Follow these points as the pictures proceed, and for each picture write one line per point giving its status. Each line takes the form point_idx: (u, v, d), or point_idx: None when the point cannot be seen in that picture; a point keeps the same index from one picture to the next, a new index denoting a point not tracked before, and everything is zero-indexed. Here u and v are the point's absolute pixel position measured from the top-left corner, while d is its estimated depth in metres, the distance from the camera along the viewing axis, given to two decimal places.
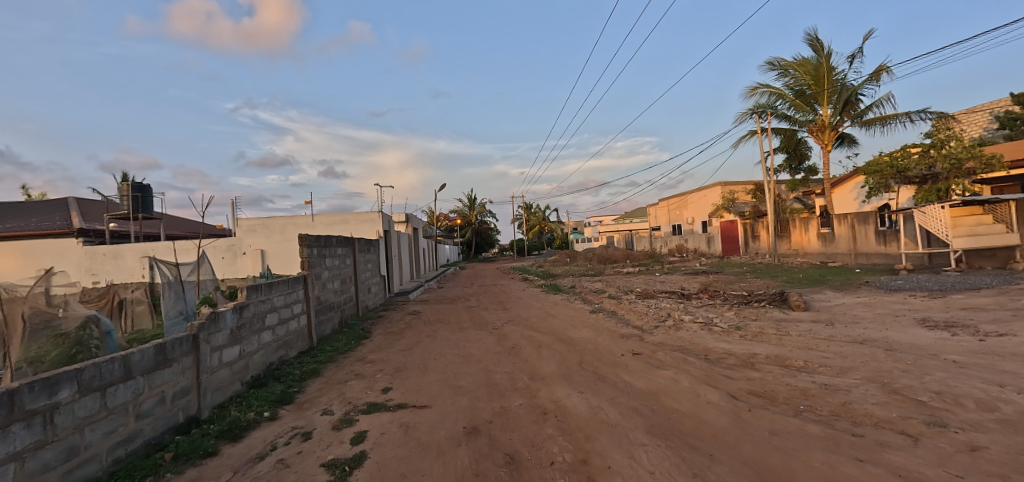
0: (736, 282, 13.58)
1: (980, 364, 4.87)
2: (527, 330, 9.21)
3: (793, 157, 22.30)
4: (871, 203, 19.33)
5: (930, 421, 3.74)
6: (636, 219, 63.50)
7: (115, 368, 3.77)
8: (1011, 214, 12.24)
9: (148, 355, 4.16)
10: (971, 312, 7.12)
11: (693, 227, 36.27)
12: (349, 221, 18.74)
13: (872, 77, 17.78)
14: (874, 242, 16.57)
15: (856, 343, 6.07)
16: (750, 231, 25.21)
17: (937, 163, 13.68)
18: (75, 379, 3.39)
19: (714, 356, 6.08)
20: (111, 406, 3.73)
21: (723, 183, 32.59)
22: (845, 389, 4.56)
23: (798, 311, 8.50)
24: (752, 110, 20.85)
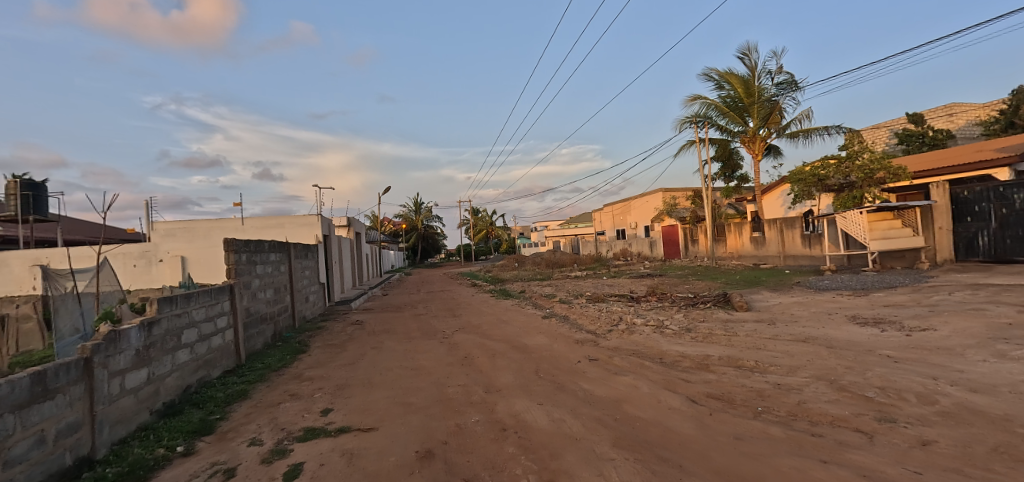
0: (680, 285, 14.04)
1: (912, 359, 5.18)
2: (481, 338, 8.85)
3: (726, 166, 23.74)
4: (796, 208, 20.99)
5: (881, 417, 3.81)
6: (581, 224, 65.13)
7: None
8: (916, 219, 13.78)
9: (19, 387, 3.34)
10: (894, 309, 7.70)
11: (635, 231, 37.75)
12: (285, 225, 17.48)
13: (792, 89, 19.11)
14: (800, 245, 17.95)
15: (799, 342, 6.31)
16: (689, 235, 26.47)
17: (852, 173, 14.99)
18: None
19: (669, 359, 6.05)
20: None
21: (664, 189, 34.14)
22: (797, 388, 4.63)
23: (742, 312, 8.83)
24: (690, 120, 21.91)
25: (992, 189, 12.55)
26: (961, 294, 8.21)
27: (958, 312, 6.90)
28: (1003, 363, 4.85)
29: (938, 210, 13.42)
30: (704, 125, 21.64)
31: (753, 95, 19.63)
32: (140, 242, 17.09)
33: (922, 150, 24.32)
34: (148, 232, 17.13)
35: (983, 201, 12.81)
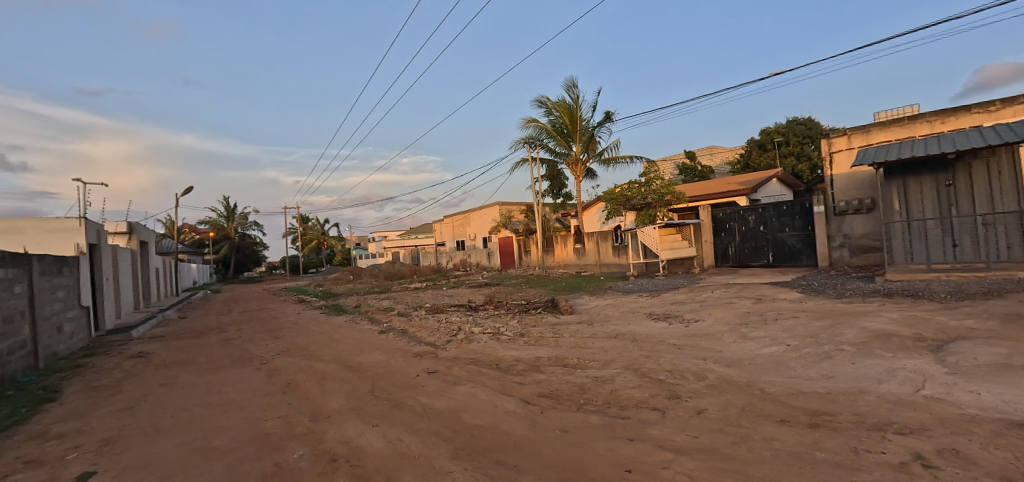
0: (515, 292, 14.96)
1: (689, 345, 6.47)
2: (309, 360, 7.88)
3: (554, 184, 26.55)
4: (608, 223, 24.67)
5: (669, 395, 4.62)
6: (422, 234, 64.55)
7: None
8: (690, 234, 17.56)
9: None
10: (676, 306, 9.57)
11: (474, 242, 39.23)
12: (25, 231, 13.00)
13: (605, 122, 22.44)
14: (612, 255, 21.11)
15: (611, 338, 7.31)
16: (522, 246, 28.51)
17: (649, 195, 18.30)
18: None
19: (505, 364, 6.30)
20: None
21: (500, 203, 36.34)
22: (611, 379, 5.29)
23: (566, 315, 9.84)
24: (524, 140, 23.83)
25: (736, 212, 16.89)
26: (717, 292, 10.70)
27: (716, 306, 8.96)
28: (743, 343, 6.44)
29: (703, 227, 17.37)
30: (536, 146, 23.81)
31: (575, 124, 22.41)
32: None
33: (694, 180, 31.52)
34: None
35: (731, 221, 17.09)
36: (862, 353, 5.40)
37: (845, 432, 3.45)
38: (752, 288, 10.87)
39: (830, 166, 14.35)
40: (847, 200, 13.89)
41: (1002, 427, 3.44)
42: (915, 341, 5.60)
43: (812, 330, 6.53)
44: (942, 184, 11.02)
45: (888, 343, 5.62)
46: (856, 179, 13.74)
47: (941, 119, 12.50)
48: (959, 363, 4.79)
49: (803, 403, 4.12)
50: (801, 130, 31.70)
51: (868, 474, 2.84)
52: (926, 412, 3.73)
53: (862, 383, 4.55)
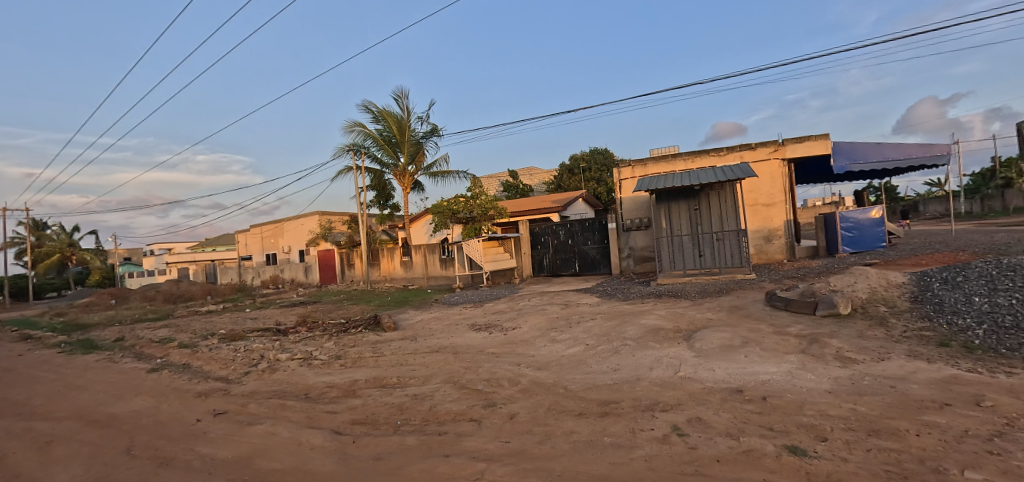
0: (334, 311, 13.68)
1: (506, 353, 6.83)
2: (20, 422, 5.67)
3: (381, 195, 25.61)
4: (436, 235, 25.09)
5: (486, 403, 4.72)
6: (223, 246, 54.50)
7: None
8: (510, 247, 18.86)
9: None
10: (497, 315, 10.09)
11: (289, 255, 35.02)
12: None
13: (433, 135, 22.66)
14: (439, 268, 21.36)
15: (434, 352, 7.23)
16: (346, 260, 26.47)
17: (475, 209, 19.11)
18: None
19: (315, 393, 5.60)
20: None
21: (321, 212, 33.31)
22: (430, 394, 5.16)
23: (390, 332, 9.39)
24: (348, 146, 22.35)
25: (550, 226, 18.83)
26: (533, 300, 11.68)
27: (531, 313, 9.75)
28: (552, 345, 7.10)
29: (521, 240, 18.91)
30: (361, 154, 22.60)
31: (404, 135, 22.05)
32: None
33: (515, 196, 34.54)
34: None
35: (546, 234, 18.97)
36: (639, 346, 6.49)
37: (626, 416, 4.02)
38: (562, 295, 12.22)
39: (620, 191, 17.17)
40: (632, 218, 16.90)
41: (726, 394, 4.50)
42: (674, 333, 7.00)
43: (605, 329, 7.61)
44: (690, 208, 14.35)
45: (657, 336, 6.91)
46: (637, 202, 16.87)
47: (691, 159, 16.30)
48: (701, 347, 6.16)
49: (596, 395, 4.68)
50: (600, 158, 37.57)
51: (642, 449, 3.34)
52: (680, 390, 4.65)
53: (639, 371, 5.44)
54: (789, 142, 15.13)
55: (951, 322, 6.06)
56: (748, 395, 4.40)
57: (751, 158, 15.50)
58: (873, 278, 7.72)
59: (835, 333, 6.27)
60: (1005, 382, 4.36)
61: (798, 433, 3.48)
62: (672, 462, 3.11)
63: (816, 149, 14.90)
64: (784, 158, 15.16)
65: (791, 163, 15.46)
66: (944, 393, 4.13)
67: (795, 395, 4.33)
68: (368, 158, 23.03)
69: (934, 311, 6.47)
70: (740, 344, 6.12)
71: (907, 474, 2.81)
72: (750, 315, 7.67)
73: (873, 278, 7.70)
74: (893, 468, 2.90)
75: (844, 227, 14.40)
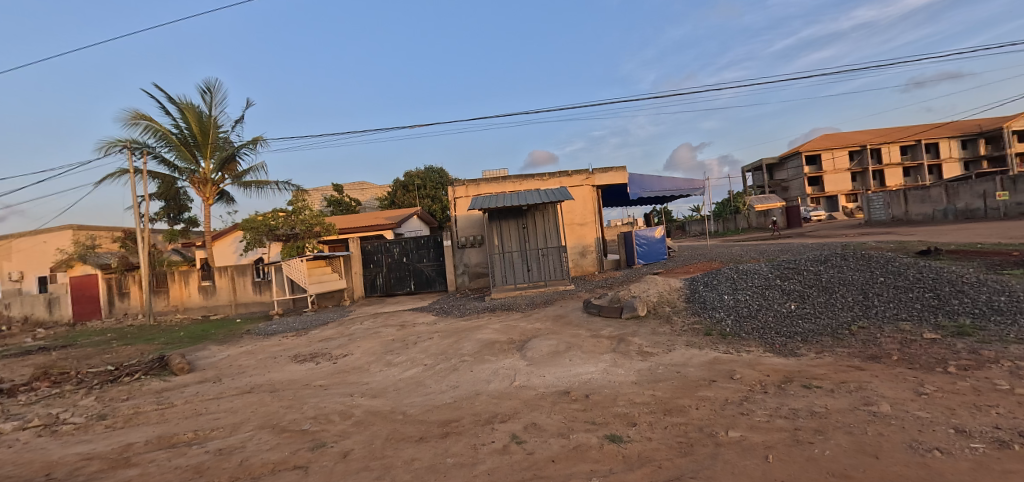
0: (93, 356, 10.41)
1: (336, 384, 6.22)
2: None
3: (171, 206, 21.20)
4: (247, 255, 22.07)
5: (313, 445, 4.14)
6: None
7: None
8: (340, 266, 17.41)
9: None
10: (324, 343, 9.08)
11: (18, 285, 25.66)
12: None
13: (250, 145, 19.64)
14: (251, 292, 18.47)
15: (244, 394, 6.12)
16: (115, 288, 20.69)
17: (297, 226, 17.15)
18: None
19: (61, 471, 4.09)
20: None
21: (77, 226, 25.60)
22: (239, 447, 4.29)
23: (182, 375, 7.61)
24: (123, 142, 17.76)
25: (383, 244, 18.16)
26: (366, 323, 10.94)
27: (365, 337, 9.11)
28: (388, 370, 6.74)
29: (352, 259, 17.69)
30: (143, 154, 18.22)
31: (207, 135, 18.59)
32: None
33: (342, 212, 32.55)
34: None
35: (379, 253, 18.21)
36: (477, 361, 6.63)
37: (467, 433, 4.02)
38: (399, 315, 11.78)
39: (454, 208, 17.56)
40: (466, 236, 17.39)
41: (556, 397, 4.90)
42: (508, 344, 7.39)
43: (443, 348, 7.57)
44: (519, 226, 15.54)
45: (493, 349, 7.18)
46: (470, 220, 17.50)
47: (519, 181, 17.74)
48: (533, 355, 6.63)
49: (436, 416, 4.58)
50: (435, 177, 37.93)
51: (484, 464, 3.36)
52: (517, 400, 4.87)
53: (477, 386, 5.54)
54: (597, 171, 17.75)
55: (711, 316, 7.86)
56: (574, 395, 4.88)
57: (568, 184, 17.68)
58: (660, 284, 9.51)
59: (636, 332, 7.48)
60: (744, 357, 5.83)
61: (615, 423, 3.99)
62: (513, 471, 3.21)
63: (616, 178, 17.80)
64: (594, 185, 17.69)
65: (599, 189, 18.14)
66: (710, 372, 5.29)
67: (610, 389, 4.98)
68: (153, 159, 18.68)
69: (700, 308, 8.31)
70: (565, 349, 6.79)
71: (692, 442, 3.48)
72: (572, 322, 8.61)
73: (659, 284, 9.48)
74: (683, 438, 3.55)
75: (639, 243, 17.50)
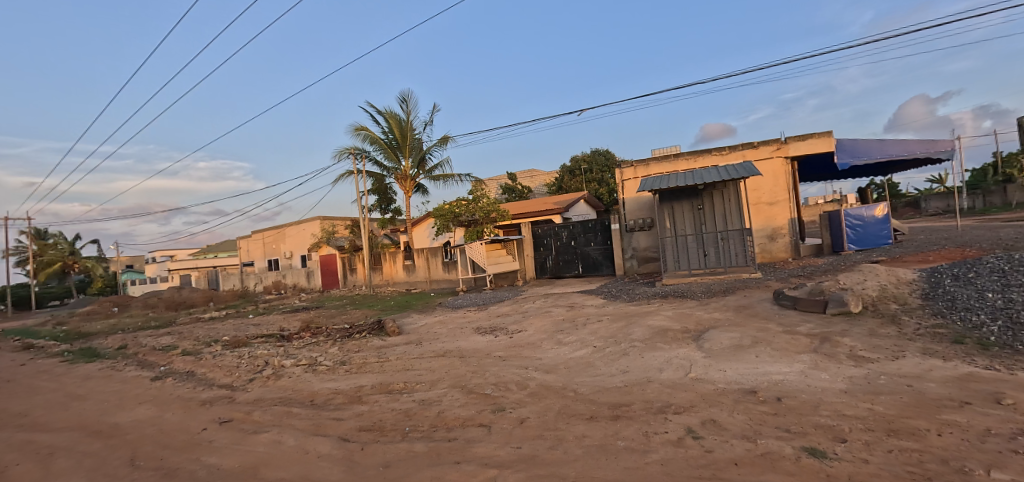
0: (337, 316, 13.62)
1: (513, 356, 6.82)
2: (18, 433, 5.50)
3: (383, 199, 25.92)
4: (438, 239, 25.82)
5: (495, 408, 4.64)
6: (223, 253, 54.51)
7: None
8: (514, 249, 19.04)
9: None
10: (502, 318, 10.04)
11: (291, 261, 34.98)
12: None
13: (439, 143, 22.68)
14: (441, 270, 21.47)
15: (440, 356, 7.20)
16: (348, 265, 26.49)
17: (477, 212, 19.15)
18: None
19: (321, 399, 5.50)
20: None
21: (323, 217, 33.51)
22: (437, 400, 5.09)
23: (394, 336, 9.36)
24: (350, 150, 22.38)
25: (552, 228, 18.89)
26: (537, 302, 11.67)
27: (536, 315, 9.74)
28: (559, 348, 7.07)
29: (525, 243, 19.14)
30: (363, 158, 22.67)
31: (406, 138, 22.06)
32: None
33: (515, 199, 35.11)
34: None
35: (548, 237, 19.02)
36: (647, 348, 6.45)
37: (638, 419, 3.96)
38: (566, 297, 12.21)
39: (623, 191, 17.18)
40: (635, 219, 16.89)
41: (739, 395, 4.44)
42: (682, 333, 6.97)
43: (611, 331, 7.57)
44: (694, 208, 14.36)
45: (664, 337, 6.87)
46: (639, 203, 16.92)
47: (692, 158, 16.34)
48: (711, 347, 6.11)
49: (606, 398, 4.63)
50: (600, 160, 37.70)
51: (656, 454, 3.27)
52: (691, 392, 4.58)
53: (648, 373, 5.40)
54: (792, 140, 15.11)
55: (964, 318, 6.00)
56: (761, 395, 4.34)
57: (753, 157, 15.50)
58: (882, 275, 7.69)
59: (846, 331, 6.22)
60: (1023, 378, 4.30)
61: (815, 434, 3.42)
62: (687, 466, 3.05)
63: (819, 146, 14.89)
64: (787, 157, 15.14)
65: (794, 161, 15.46)
66: (962, 391, 4.07)
67: (809, 395, 4.27)
68: (369, 161, 23.07)
69: (946, 309, 6.41)
70: (750, 344, 6.07)
71: (930, 475, 2.75)
72: (758, 315, 7.63)
73: (881, 275, 7.67)
74: (916, 469, 2.84)
75: (849, 225, 14.36)
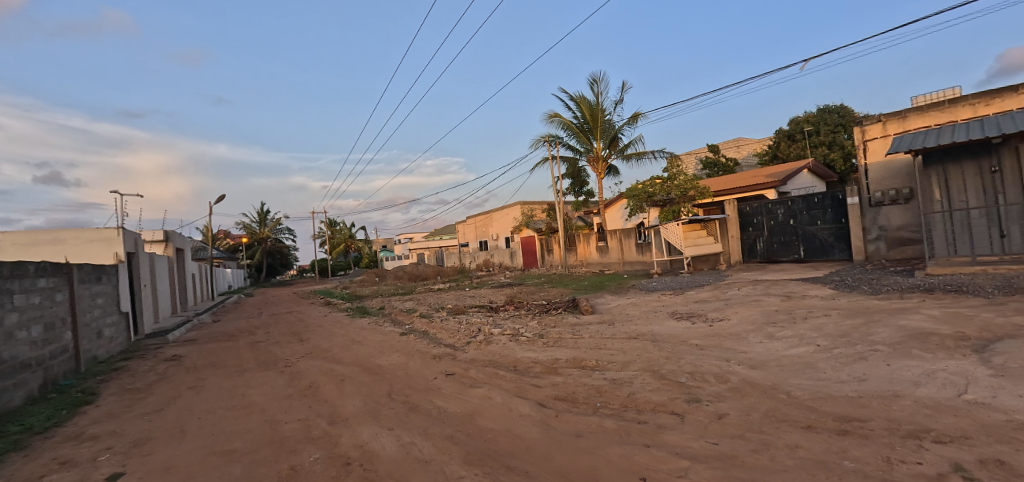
0: (536, 293, 14.95)
1: (712, 346, 6.34)
2: (329, 362, 7.93)
3: (575, 182, 26.86)
4: (631, 220, 25.50)
5: (689, 398, 4.45)
6: (446, 236, 65.44)
7: None
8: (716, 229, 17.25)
9: None
10: (700, 305, 9.38)
11: (497, 242, 39.69)
12: (65, 241, 13.78)
13: (630, 121, 22.12)
14: (635, 252, 21.23)
15: (631, 339, 7.22)
16: (545, 246, 28.66)
17: (672, 191, 18.09)
18: None
19: (523, 366, 6.22)
20: None
21: (522, 202, 36.89)
22: (628, 381, 5.16)
23: (587, 315, 9.79)
24: (545, 138, 23.83)
25: (763, 205, 16.61)
26: (743, 289, 10.45)
27: (741, 304, 8.75)
28: (769, 343, 6.24)
29: (730, 222, 17.12)
30: (557, 144, 23.85)
31: (597, 120, 22.21)
32: None
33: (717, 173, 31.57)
34: None
35: (759, 215, 16.81)
36: (897, 354, 5.12)
37: (877, 440, 3.24)
38: (781, 285, 10.56)
39: (864, 154, 13.74)
40: (884, 190, 13.27)
41: None
42: (957, 341, 5.27)
43: (842, 329, 6.26)
44: (985, 171, 10.41)
45: (926, 342, 5.32)
46: (890, 169, 13.17)
47: (984, 102, 11.70)
48: (1008, 363, 4.46)
49: (831, 407, 3.91)
50: (832, 117, 30.61)
51: None
52: (967, 419, 3.48)
53: (896, 386, 4.31)
54: None
55: None
56: None
57: None
58: None
59: None
60: None
61: None
62: None
63: None
64: None
65: None
66: None
67: None
68: (562, 147, 24.14)
69: None
70: None
71: None
72: None
73: None
74: None
75: None
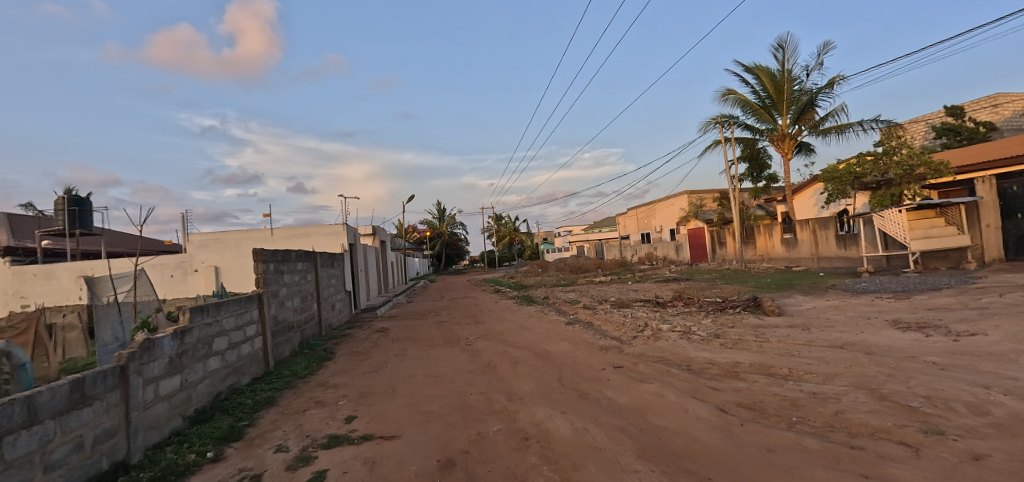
0: (707, 289, 13.74)
1: (960, 367, 4.91)
2: (503, 345, 8.68)
3: (754, 166, 23.68)
4: (830, 208, 21.27)
5: (927, 429, 3.55)
6: (604, 229, 64.84)
7: (63, 391, 3.17)
8: (962, 217, 13.31)
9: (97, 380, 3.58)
10: (939, 313, 7.35)
11: (660, 235, 37.69)
12: (310, 234, 18.03)
13: (827, 88, 18.45)
14: (834, 246, 17.70)
15: (836, 348, 6.09)
16: (716, 238, 26.21)
17: (890, 170, 14.39)
18: (28, 403, 2.87)
19: (697, 366, 5.82)
20: (66, 430, 3.19)
21: (690, 192, 34.33)
22: (834, 397, 4.38)
23: (773, 317, 8.60)
24: (716, 120, 21.61)
25: None
26: (1013, 296, 7.80)
27: (1011, 315, 6.54)
28: None
29: (985, 207, 12.93)
30: (731, 125, 21.39)
31: (782, 91, 19.14)
32: (177, 254, 18.19)
33: (959, 142, 24.07)
34: (184, 243, 18.27)
35: None
36: None
37: None
38: None
39: None
40: None
41: None
42: None
43: None
44: None
45: None
46: None
47: None
48: None
49: None
50: None
51: None
52: None
53: None
54: None
55: None
56: None
57: None
58: None
59: None
60: None
61: None
62: None
63: None
64: None
65: None
66: None
67: None
68: (738, 127, 21.53)
69: None
70: None
71: None
72: None
73: None
74: None
75: None
